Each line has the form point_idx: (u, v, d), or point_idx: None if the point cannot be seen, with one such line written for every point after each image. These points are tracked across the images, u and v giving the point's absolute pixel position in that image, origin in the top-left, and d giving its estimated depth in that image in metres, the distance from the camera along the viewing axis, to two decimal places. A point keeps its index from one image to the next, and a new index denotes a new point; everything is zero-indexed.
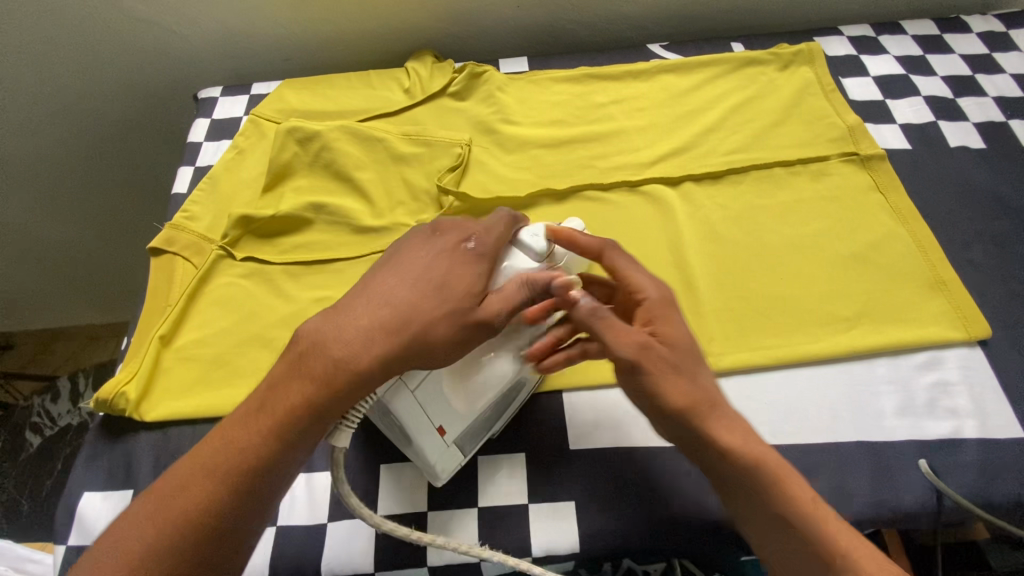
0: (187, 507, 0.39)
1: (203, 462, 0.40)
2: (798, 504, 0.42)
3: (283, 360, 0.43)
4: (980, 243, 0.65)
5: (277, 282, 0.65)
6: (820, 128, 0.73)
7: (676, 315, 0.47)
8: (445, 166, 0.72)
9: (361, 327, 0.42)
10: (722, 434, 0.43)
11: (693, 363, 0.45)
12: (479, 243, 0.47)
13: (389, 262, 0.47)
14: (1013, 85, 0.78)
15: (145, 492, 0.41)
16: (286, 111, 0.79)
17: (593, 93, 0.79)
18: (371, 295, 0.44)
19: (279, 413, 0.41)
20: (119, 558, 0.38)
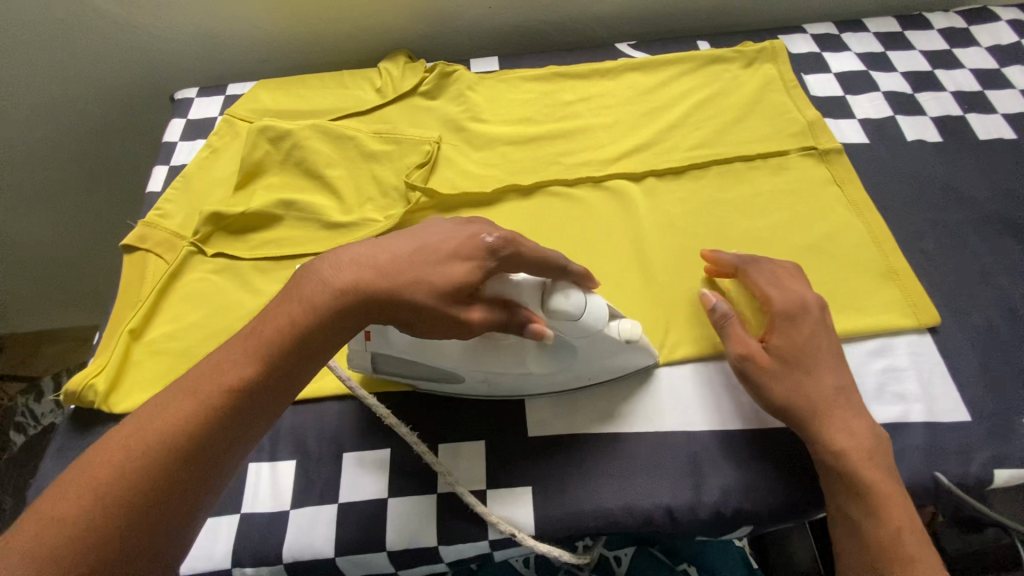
0: (163, 430, 0.38)
1: (187, 388, 0.40)
2: (874, 494, 0.48)
3: (282, 301, 0.44)
4: (934, 233, 0.66)
5: (247, 277, 0.66)
6: (782, 122, 0.75)
7: (801, 323, 0.54)
8: (414, 163, 0.73)
9: (349, 273, 0.44)
10: (836, 437, 0.50)
11: (813, 365, 0.52)
12: (494, 253, 0.45)
13: (401, 232, 0.48)
14: (971, 80, 0.80)
15: (134, 410, 0.40)
16: (259, 111, 0.80)
17: (561, 91, 0.81)
18: (370, 250, 0.46)
19: (267, 349, 0.42)
20: (87, 479, 0.36)
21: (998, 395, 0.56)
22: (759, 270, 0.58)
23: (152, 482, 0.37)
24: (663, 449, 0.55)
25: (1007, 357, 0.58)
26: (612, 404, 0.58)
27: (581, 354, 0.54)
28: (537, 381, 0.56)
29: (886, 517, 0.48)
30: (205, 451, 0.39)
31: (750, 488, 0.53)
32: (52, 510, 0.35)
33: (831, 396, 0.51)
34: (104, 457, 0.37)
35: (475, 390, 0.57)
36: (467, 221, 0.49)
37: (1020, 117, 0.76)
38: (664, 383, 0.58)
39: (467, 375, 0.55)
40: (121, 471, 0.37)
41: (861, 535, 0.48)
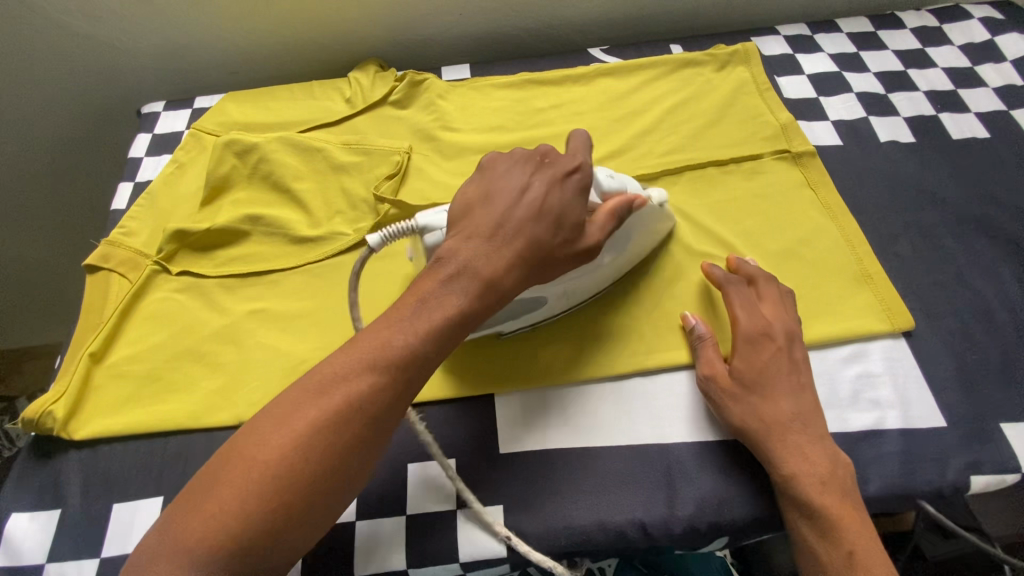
0: (352, 392, 0.41)
1: (360, 352, 0.42)
2: (833, 525, 0.47)
3: (431, 272, 0.46)
4: (908, 236, 0.66)
5: (212, 296, 0.65)
6: (755, 125, 0.74)
7: (760, 349, 0.54)
8: (384, 175, 0.72)
9: (490, 242, 0.47)
10: (792, 465, 0.49)
11: (771, 387, 0.53)
12: (584, 176, 0.51)
13: (494, 183, 0.51)
14: (944, 79, 0.79)
15: (292, 390, 0.41)
16: (227, 125, 0.79)
17: (534, 98, 0.80)
18: (490, 215, 0.48)
19: (436, 316, 0.44)
20: (286, 436, 0.39)
21: (973, 399, 0.56)
22: (737, 289, 0.58)
23: (346, 436, 0.40)
24: (634, 462, 0.54)
25: (982, 360, 0.58)
26: (584, 417, 0.57)
27: (634, 231, 0.59)
28: (607, 271, 0.59)
29: (838, 539, 0.47)
30: (387, 405, 0.42)
31: (723, 502, 0.52)
32: (260, 461, 0.38)
33: (787, 420, 0.51)
34: (296, 418, 0.40)
35: (555, 308, 0.59)
36: (545, 155, 0.52)
37: (993, 115, 0.75)
38: (638, 394, 0.57)
39: (549, 295, 0.56)
40: (317, 426, 0.40)
41: (814, 557, 0.48)
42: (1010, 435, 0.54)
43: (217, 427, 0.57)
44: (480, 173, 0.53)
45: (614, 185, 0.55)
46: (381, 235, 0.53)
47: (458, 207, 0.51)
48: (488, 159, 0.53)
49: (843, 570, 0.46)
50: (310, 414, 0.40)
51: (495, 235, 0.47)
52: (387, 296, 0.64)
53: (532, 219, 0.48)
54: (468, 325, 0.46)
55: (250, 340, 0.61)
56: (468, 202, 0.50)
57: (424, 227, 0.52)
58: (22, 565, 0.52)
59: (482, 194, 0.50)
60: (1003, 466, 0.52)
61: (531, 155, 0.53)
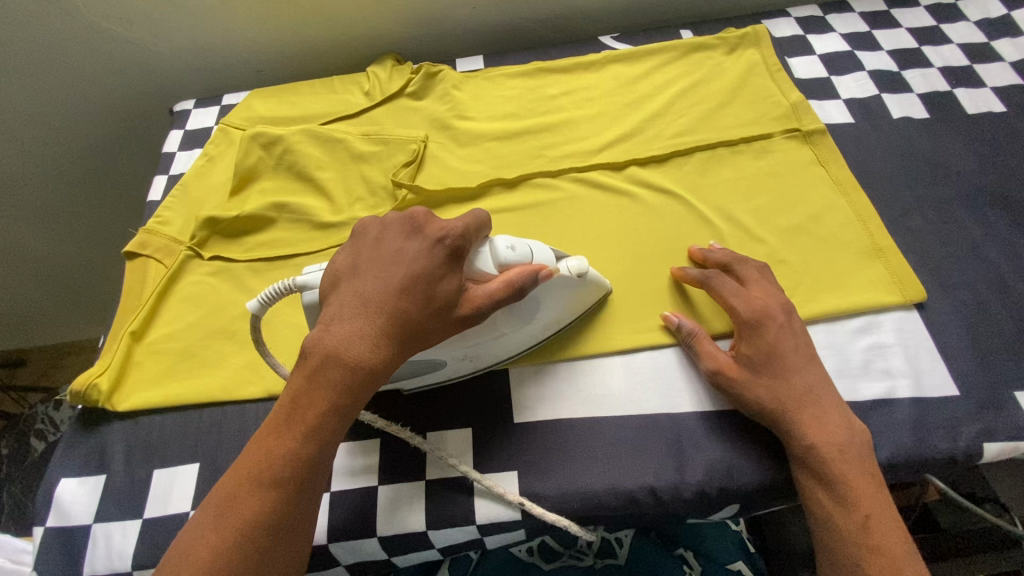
0: (240, 511, 0.41)
1: (246, 468, 0.43)
2: (847, 489, 0.48)
3: (300, 368, 0.45)
4: (920, 210, 0.66)
5: (242, 278, 0.68)
6: (765, 106, 0.75)
7: (766, 330, 0.54)
8: (401, 162, 0.75)
9: (353, 325, 0.44)
10: (807, 434, 0.50)
11: (780, 369, 0.53)
12: (453, 243, 0.48)
13: (362, 255, 0.48)
14: (959, 54, 0.79)
15: (192, 516, 0.43)
16: (253, 119, 0.83)
17: (546, 87, 0.82)
18: (354, 294, 0.46)
19: (306, 417, 0.43)
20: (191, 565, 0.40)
21: (988, 368, 0.56)
22: (723, 281, 0.58)
23: (246, 555, 0.41)
24: (643, 431, 0.56)
25: (997, 330, 0.58)
26: (597, 387, 0.58)
27: (544, 300, 0.56)
28: (513, 338, 0.57)
29: (853, 504, 0.48)
30: (284, 514, 0.42)
31: (733, 468, 0.53)
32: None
33: (802, 395, 0.52)
34: (196, 544, 0.41)
35: (459, 369, 0.58)
36: (414, 219, 0.49)
37: (1009, 90, 0.75)
38: (649, 366, 0.59)
39: (448, 358, 0.55)
40: (215, 551, 0.40)
41: (829, 525, 0.48)
42: None
43: (248, 400, 0.60)
44: (350, 243, 0.50)
45: (515, 258, 0.51)
46: (258, 300, 0.50)
47: (328, 283, 0.48)
48: (358, 230, 0.51)
49: (858, 535, 0.47)
50: (205, 541, 0.41)
51: (362, 318, 0.44)
52: None
53: (396, 295, 0.45)
54: (343, 417, 0.44)
55: (277, 319, 0.65)
56: (336, 278, 0.48)
57: (302, 284, 0.50)
58: (72, 526, 0.56)
59: (348, 267, 0.48)
60: (1016, 433, 0.52)
61: (399, 218, 0.50)
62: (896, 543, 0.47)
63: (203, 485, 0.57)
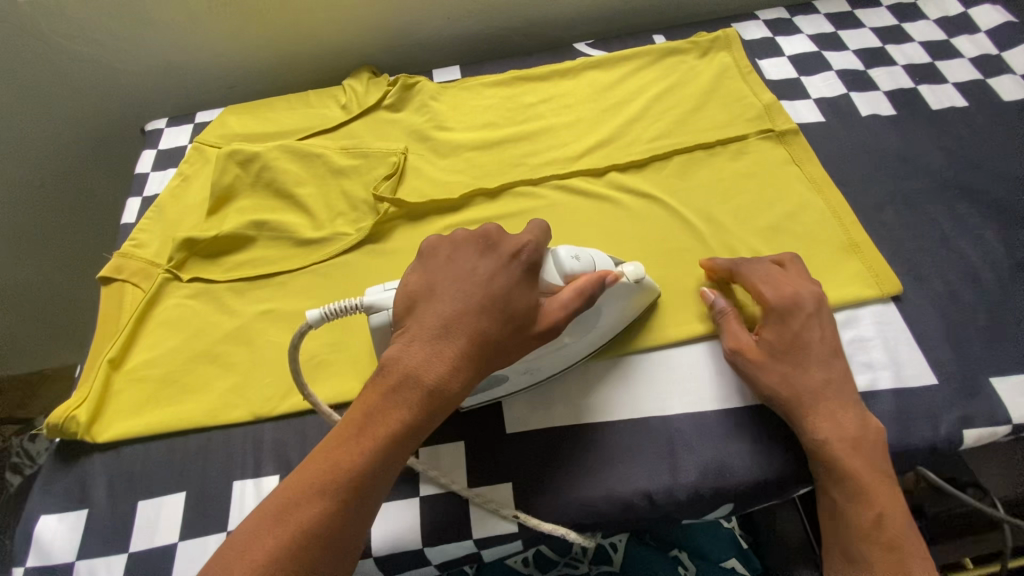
0: (303, 521, 0.41)
1: (309, 475, 0.42)
2: (859, 486, 0.50)
3: (375, 382, 0.46)
4: (892, 204, 0.67)
5: (223, 299, 0.67)
6: (739, 108, 0.76)
7: (792, 319, 0.55)
8: (381, 175, 0.74)
9: (434, 343, 0.46)
10: (820, 428, 0.51)
11: (802, 361, 0.54)
12: (528, 258, 0.50)
13: (438, 272, 0.50)
14: (922, 52, 0.82)
15: (244, 521, 0.42)
16: (228, 136, 0.82)
17: (523, 95, 0.83)
18: (433, 312, 0.47)
19: (381, 430, 0.44)
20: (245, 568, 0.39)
21: (964, 356, 0.57)
22: (751, 267, 0.59)
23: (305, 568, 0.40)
24: (636, 435, 0.56)
25: (970, 319, 0.59)
26: (590, 395, 0.58)
27: (604, 310, 0.55)
28: (573, 348, 0.56)
29: (867, 501, 0.50)
30: (345, 528, 0.42)
31: (726, 468, 0.54)
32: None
33: (820, 387, 0.53)
34: (254, 549, 0.40)
35: (517, 384, 0.57)
36: (489, 237, 0.51)
37: (969, 85, 0.77)
38: (638, 371, 0.59)
39: (510, 371, 0.54)
40: (271, 559, 0.39)
41: (842, 519, 0.51)
42: (1001, 388, 0.55)
43: (234, 424, 0.59)
44: (422, 261, 0.51)
45: (579, 268, 0.52)
46: (321, 312, 0.50)
47: (403, 296, 0.49)
48: (430, 245, 0.52)
49: (869, 529, 0.49)
50: (263, 548, 0.40)
51: (441, 333, 0.46)
52: None
53: (476, 311, 0.47)
54: (417, 432, 0.45)
55: (261, 340, 0.64)
56: (412, 292, 0.49)
57: (370, 304, 0.50)
58: (53, 564, 0.55)
59: (424, 282, 0.49)
60: (993, 419, 0.54)
61: (473, 236, 0.51)
62: (905, 536, 0.49)
63: (190, 514, 0.55)
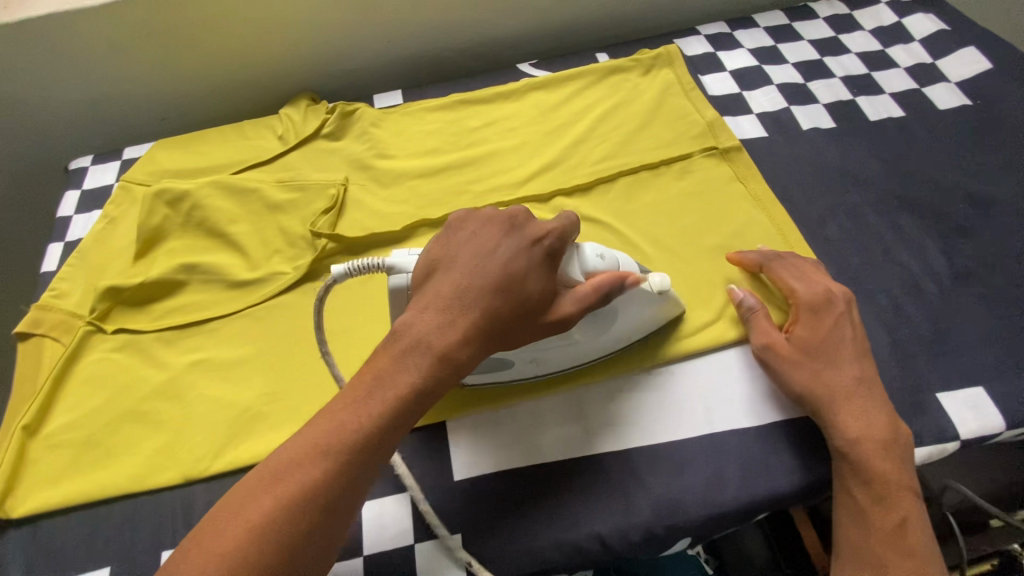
0: (300, 487, 0.38)
1: (309, 439, 0.40)
2: (882, 486, 0.49)
3: (385, 348, 0.44)
4: (835, 219, 0.68)
5: (151, 351, 0.63)
6: (683, 125, 0.76)
7: (825, 316, 0.55)
8: (320, 209, 0.71)
9: (448, 314, 0.44)
10: (845, 423, 0.51)
11: (833, 355, 0.54)
12: (551, 244, 0.49)
13: (460, 245, 0.48)
14: (858, 63, 0.83)
15: (235, 482, 0.40)
16: (157, 173, 0.77)
17: (466, 119, 0.81)
18: (449, 283, 0.45)
19: (389, 397, 0.42)
20: (240, 527, 0.37)
21: (911, 371, 0.57)
22: (784, 266, 0.60)
23: (299, 531, 0.38)
24: (586, 473, 0.54)
25: (915, 333, 0.59)
26: (541, 432, 0.56)
27: (621, 312, 0.55)
28: (583, 346, 0.56)
29: (891, 504, 0.49)
30: (341, 501, 0.39)
31: (680, 503, 0.52)
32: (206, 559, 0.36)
33: (852, 386, 0.52)
34: (243, 510, 0.37)
35: (523, 373, 0.57)
36: (515, 218, 0.49)
37: (905, 95, 0.78)
38: (587, 404, 0.58)
39: (516, 359, 0.54)
40: (264, 521, 0.37)
41: (863, 523, 0.49)
42: (947, 403, 0.55)
43: (163, 488, 0.55)
44: (446, 231, 0.50)
45: (603, 266, 0.52)
46: (346, 267, 0.49)
47: (421, 270, 0.48)
48: (455, 218, 0.50)
49: (892, 534, 0.48)
50: (253, 510, 0.37)
51: (457, 304, 0.44)
52: (325, 334, 0.63)
53: (495, 288, 0.45)
54: (424, 407, 0.43)
55: (193, 394, 0.60)
56: (431, 264, 0.48)
57: (392, 265, 0.49)
58: None
59: (446, 255, 0.48)
60: (942, 435, 0.54)
61: (498, 215, 0.50)
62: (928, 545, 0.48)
63: None
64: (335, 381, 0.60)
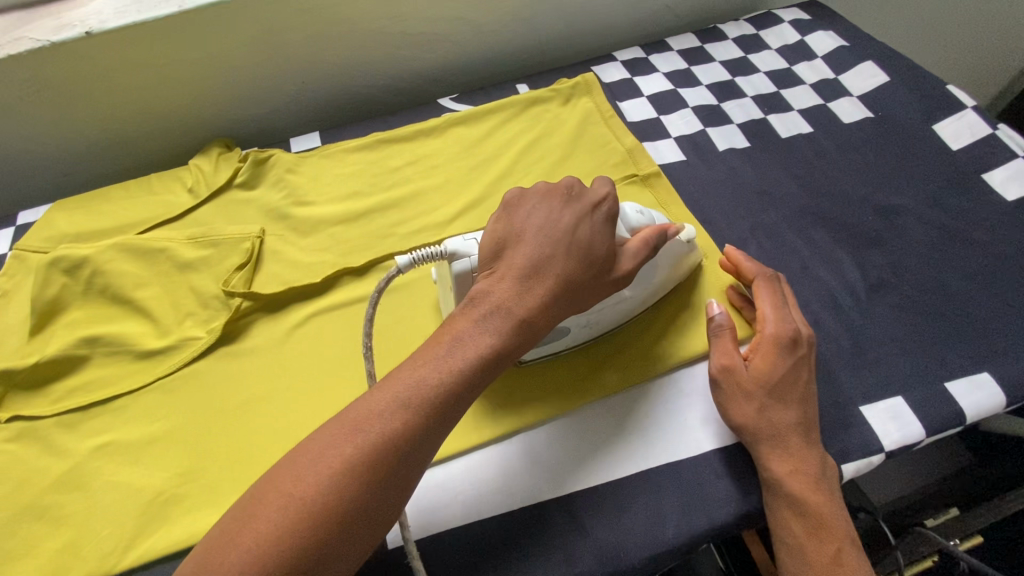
0: (386, 436, 0.40)
1: (391, 394, 0.42)
2: (816, 518, 0.50)
3: (464, 314, 0.47)
4: (755, 238, 0.69)
5: (51, 438, 0.58)
6: (605, 154, 0.76)
7: (785, 355, 0.54)
8: (234, 265, 0.68)
9: (523, 283, 0.47)
10: (775, 460, 0.52)
11: (786, 395, 0.53)
12: (608, 211, 0.52)
13: (526, 215, 0.51)
14: (767, 82, 0.85)
15: (318, 430, 0.41)
16: (55, 238, 0.72)
17: (388, 158, 0.79)
18: (523, 254, 0.49)
19: (469, 355, 0.44)
20: (325, 471, 0.38)
21: (834, 386, 0.58)
22: (768, 289, 0.59)
23: (381, 477, 0.40)
24: (526, 524, 0.53)
25: (836, 347, 0.61)
26: (479, 485, 0.54)
27: (661, 265, 0.58)
28: (631, 304, 0.58)
29: (828, 536, 0.49)
30: (419, 451, 0.41)
31: (620, 546, 0.51)
32: (295, 496, 0.37)
33: (792, 425, 0.52)
34: (334, 453, 0.39)
35: (576, 339, 0.59)
36: (574, 189, 0.52)
37: (812, 110, 0.82)
38: (526, 450, 0.56)
39: (573, 324, 0.56)
40: (349, 466, 0.39)
41: (801, 555, 0.49)
42: (871, 416, 0.57)
43: None
44: (507, 208, 0.52)
45: (643, 220, 0.56)
46: (410, 258, 0.52)
47: (491, 236, 0.51)
48: (519, 191, 0.53)
49: (829, 565, 0.48)
50: (339, 452, 0.39)
51: (526, 269, 0.48)
52: (246, 399, 0.60)
53: (564, 253, 0.48)
54: (501, 364, 0.46)
55: (100, 481, 0.55)
56: (499, 234, 0.51)
57: (452, 252, 0.52)
58: None
59: (513, 224, 0.51)
60: (868, 449, 0.55)
61: (558, 187, 0.53)
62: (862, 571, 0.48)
63: None
64: (257, 451, 0.56)
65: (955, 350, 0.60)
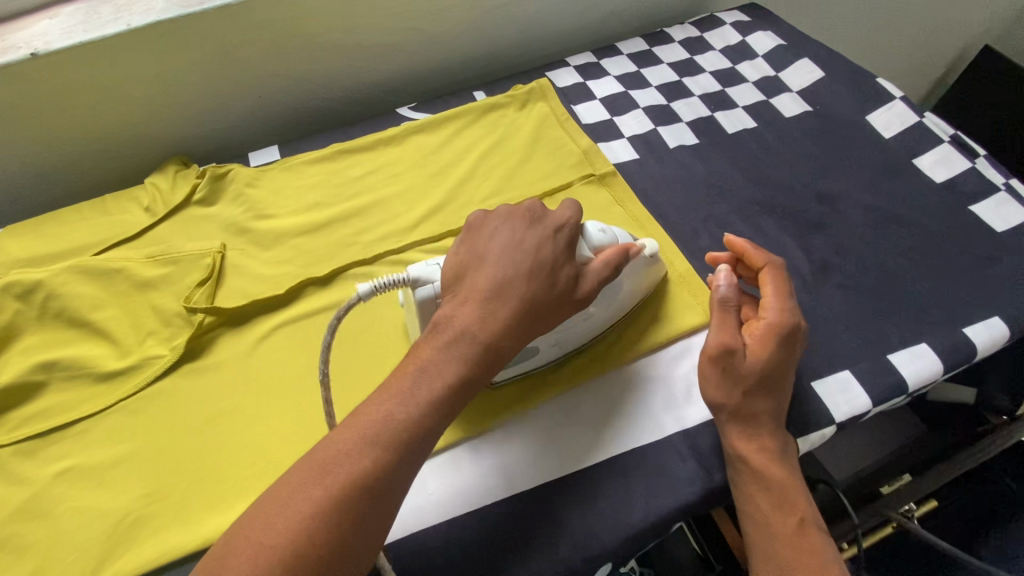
0: (352, 475, 0.41)
1: (358, 431, 0.43)
2: (779, 491, 0.52)
3: (428, 341, 0.48)
4: (707, 230, 0.72)
5: (9, 467, 0.56)
6: (562, 156, 0.78)
7: (784, 347, 0.55)
8: (196, 282, 0.67)
9: (486, 307, 0.48)
10: (740, 439, 0.54)
11: (774, 386, 0.55)
12: (571, 233, 0.54)
13: (488, 241, 0.53)
14: (713, 81, 0.89)
15: (286, 472, 0.42)
16: (6, 264, 0.70)
17: (348, 168, 0.79)
18: (483, 276, 0.50)
19: (433, 385, 0.46)
20: (293, 517, 0.39)
21: None
22: (775, 279, 0.59)
23: (351, 516, 0.40)
24: (500, 517, 0.54)
25: None
26: (452, 484, 0.55)
27: (625, 280, 0.59)
28: (597, 318, 0.59)
29: (789, 508, 0.52)
30: (387, 484, 0.42)
31: (593, 532, 0.53)
32: (264, 545, 0.38)
33: (762, 409, 0.54)
34: (301, 498, 0.40)
35: (546, 357, 0.59)
36: (537, 212, 0.54)
37: (756, 107, 0.86)
38: (496, 447, 0.57)
39: (542, 345, 0.57)
40: (320, 509, 0.39)
41: (766, 528, 0.52)
42: (822, 391, 0.60)
43: None
44: (472, 229, 0.55)
45: (607, 239, 0.56)
46: (371, 286, 0.53)
47: (452, 264, 0.53)
48: (481, 216, 0.56)
49: (791, 535, 0.51)
50: (305, 497, 0.40)
51: (490, 293, 0.49)
52: (214, 414, 0.59)
53: (526, 277, 0.50)
54: (465, 392, 0.47)
55: (63, 508, 0.54)
56: (461, 261, 0.52)
57: (416, 279, 0.53)
58: None
59: (475, 251, 0.53)
60: (820, 422, 0.58)
61: (523, 209, 0.55)
62: (820, 539, 0.51)
63: None
64: (227, 465, 0.56)
65: (896, 325, 0.63)
